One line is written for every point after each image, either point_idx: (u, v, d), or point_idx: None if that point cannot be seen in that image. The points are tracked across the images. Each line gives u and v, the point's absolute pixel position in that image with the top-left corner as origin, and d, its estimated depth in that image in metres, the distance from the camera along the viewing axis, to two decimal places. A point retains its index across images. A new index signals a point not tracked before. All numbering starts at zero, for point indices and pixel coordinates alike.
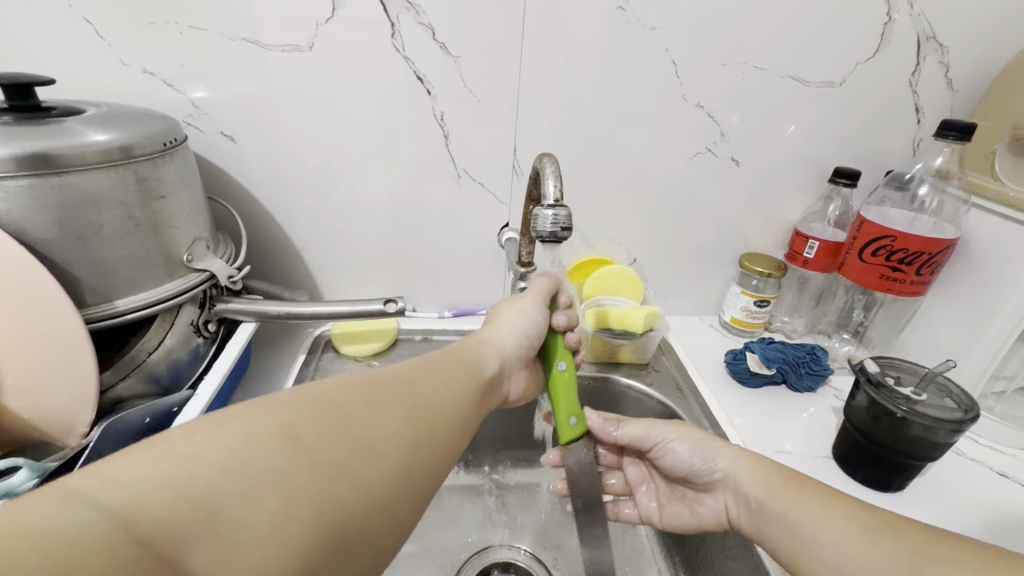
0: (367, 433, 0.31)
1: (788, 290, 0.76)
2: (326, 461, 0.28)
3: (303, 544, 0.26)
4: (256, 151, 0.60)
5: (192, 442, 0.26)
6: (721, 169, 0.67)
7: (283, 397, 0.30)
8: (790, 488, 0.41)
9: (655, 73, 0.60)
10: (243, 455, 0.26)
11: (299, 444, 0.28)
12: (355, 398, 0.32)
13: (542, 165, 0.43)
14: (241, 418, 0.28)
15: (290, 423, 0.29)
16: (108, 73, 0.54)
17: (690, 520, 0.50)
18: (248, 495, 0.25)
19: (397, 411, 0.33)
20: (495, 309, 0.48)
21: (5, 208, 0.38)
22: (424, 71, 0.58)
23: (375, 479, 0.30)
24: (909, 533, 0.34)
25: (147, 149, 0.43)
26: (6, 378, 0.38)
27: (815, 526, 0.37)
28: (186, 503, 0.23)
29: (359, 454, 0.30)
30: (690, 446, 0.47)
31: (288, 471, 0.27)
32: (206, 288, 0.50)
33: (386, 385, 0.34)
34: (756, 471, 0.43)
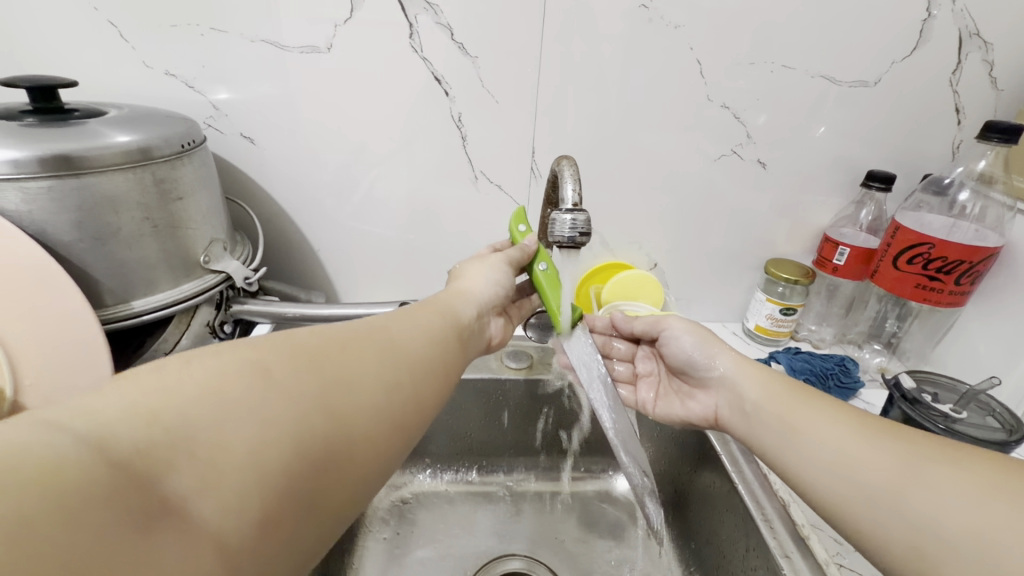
0: (344, 372, 0.30)
1: (817, 298, 0.73)
2: (306, 393, 0.27)
3: (284, 472, 0.24)
4: (275, 152, 0.60)
5: (160, 373, 0.23)
6: (747, 172, 0.65)
7: (254, 340, 0.28)
8: (790, 394, 0.42)
9: (679, 73, 0.59)
10: (219, 388, 0.24)
11: (274, 381, 0.26)
12: (328, 344, 0.31)
13: (560, 168, 0.41)
14: (212, 355, 0.26)
15: (262, 361, 0.27)
16: (131, 75, 0.55)
17: (679, 412, 0.52)
18: (227, 423, 0.23)
19: (373, 357, 0.32)
20: (460, 270, 0.49)
21: (26, 210, 0.38)
22: (442, 72, 0.57)
23: (357, 414, 0.29)
24: (909, 433, 0.35)
25: (165, 150, 0.43)
26: (25, 377, 0.37)
27: (812, 425, 0.38)
28: (163, 426, 0.21)
29: (338, 389, 0.29)
30: (695, 339, 0.50)
31: (265, 402, 0.25)
32: (222, 290, 0.51)
33: (362, 335, 0.33)
34: (756, 377, 0.45)
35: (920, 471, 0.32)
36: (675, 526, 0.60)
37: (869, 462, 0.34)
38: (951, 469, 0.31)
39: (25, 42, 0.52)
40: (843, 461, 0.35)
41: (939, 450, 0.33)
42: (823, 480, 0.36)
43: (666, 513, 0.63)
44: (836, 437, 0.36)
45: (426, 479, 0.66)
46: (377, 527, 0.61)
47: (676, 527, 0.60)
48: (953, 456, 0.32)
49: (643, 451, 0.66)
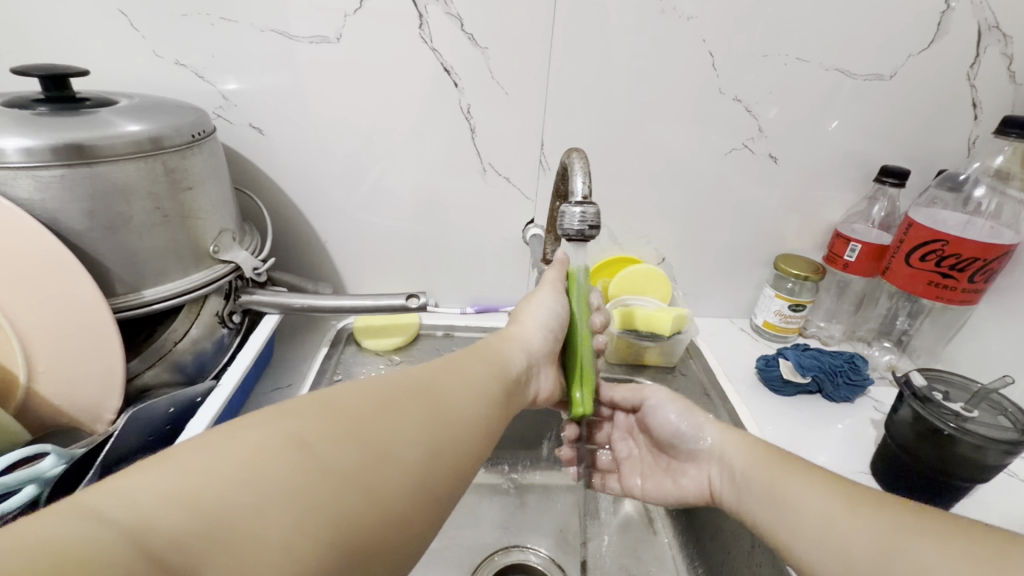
0: (380, 441, 0.30)
1: (826, 294, 0.72)
2: (340, 469, 0.27)
3: (316, 561, 0.25)
4: (283, 143, 0.60)
5: (204, 455, 0.25)
6: (758, 166, 0.64)
7: (292, 407, 0.30)
8: (778, 462, 0.41)
9: (691, 65, 0.58)
10: (255, 471, 0.25)
11: (311, 457, 0.27)
12: (367, 405, 0.31)
13: (570, 161, 0.41)
14: (254, 430, 0.27)
15: (300, 435, 0.28)
16: (142, 64, 0.55)
17: (672, 491, 0.50)
18: (261, 509, 0.24)
19: (412, 417, 0.32)
20: (517, 309, 0.48)
21: (38, 198, 0.38)
22: (451, 63, 0.57)
23: (389, 488, 0.29)
24: (889, 509, 0.34)
25: (175, 140, 0.43)
26: (38, 364, 0.38)
27: (794, 493, 0.38)
28: (199, 517, 0.23)
29: (375, 463, 0.29)
30: (679, 410, 0.49)
31: (300, 484, 0.26)
32: (231, 280, 0.51)
33: (401, 387, 0.33)
34: (744, 447, 0.43)
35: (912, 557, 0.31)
36: (680, 521, 0.60)
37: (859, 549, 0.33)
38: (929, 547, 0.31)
39: (37, 30, 0.53)
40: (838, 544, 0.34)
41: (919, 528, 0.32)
42: (818, 561, 0.35)
43: (671, 507, 0.63)
44: (821, 516, 0.36)
45: None
46: None
47: (681, 521, 0.60)
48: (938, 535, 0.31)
49: None
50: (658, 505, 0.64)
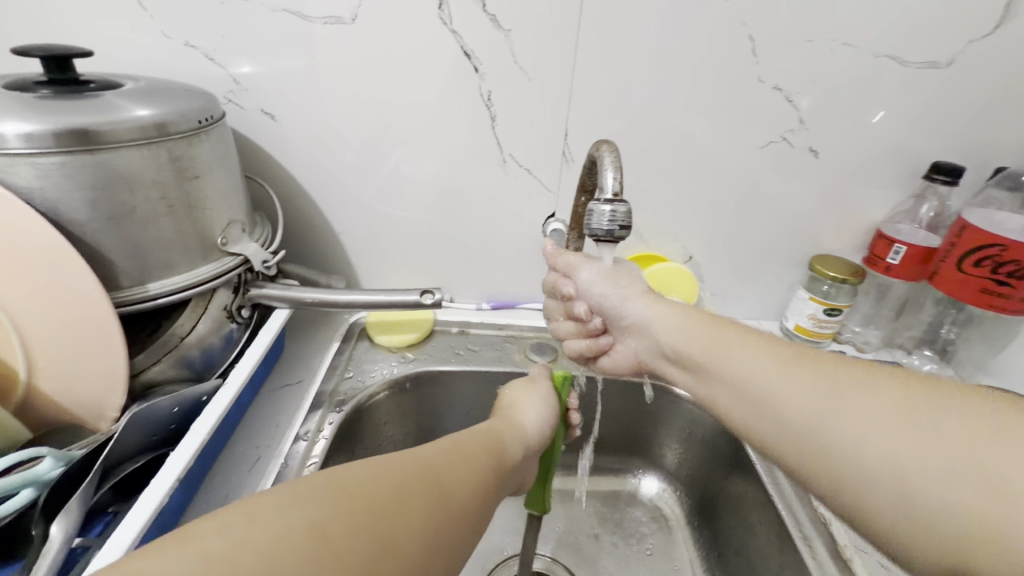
0: (398, 525, 0.26)
1: (864, 298, 0.67)
2: (366, 564, 0.24)
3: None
4: (296, 129, 0.58)
5: (225, 538, 0.22)
6: (796, 161, 0.60)
7: (321, 486, 0.26)
8: (712, 330, 0.37)
9: (728, 50, 0.54)
10: (277, 552, 0.23)
11: (330, 540, 0.24)
12: (386, 481, 0.28)
13: (599, 154, 0.38)
14: (285, 510, 0.24)
15: (320, 515, 0.25)
16: (151, 45, 0.53)
17: (603, 366, 0.46)
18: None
19: (432, 497, 0.29)
20: (507, 399, 0.46)
21: (38, 186, 0.36)
22: (471, 46, 0.54)
23: None
24: (848, 366, 0.31)
25: (182, 126, 0.41)
26: (38, 360, 0.37)
27: (731, 358, 0.35)
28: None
29: (397, 558, 0.25)
30: (607, 283, 0.42)
31: (320, 572, 0.23)
32: (240, 273, 0.49)
33: (419, 463, 0.30)
34: (669, 318, 0.39)
35: (853, 415, 0.29)
36: (702, 533, 0.58)
37: (814, 427, 0.30)
38: (897, 420, 0.28)
39: (42, 9, 0.51)
40: (783, 416, 0.31)
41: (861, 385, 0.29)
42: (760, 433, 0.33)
43: (692, 518, 0.60)
44: (759, 384, 0.33)
45: None
46: None
47: (704, 534, 0.58)
48: (891, 390, 0.29)
49: (670, 453, 0.63)
50: (678, 514, 0.61)
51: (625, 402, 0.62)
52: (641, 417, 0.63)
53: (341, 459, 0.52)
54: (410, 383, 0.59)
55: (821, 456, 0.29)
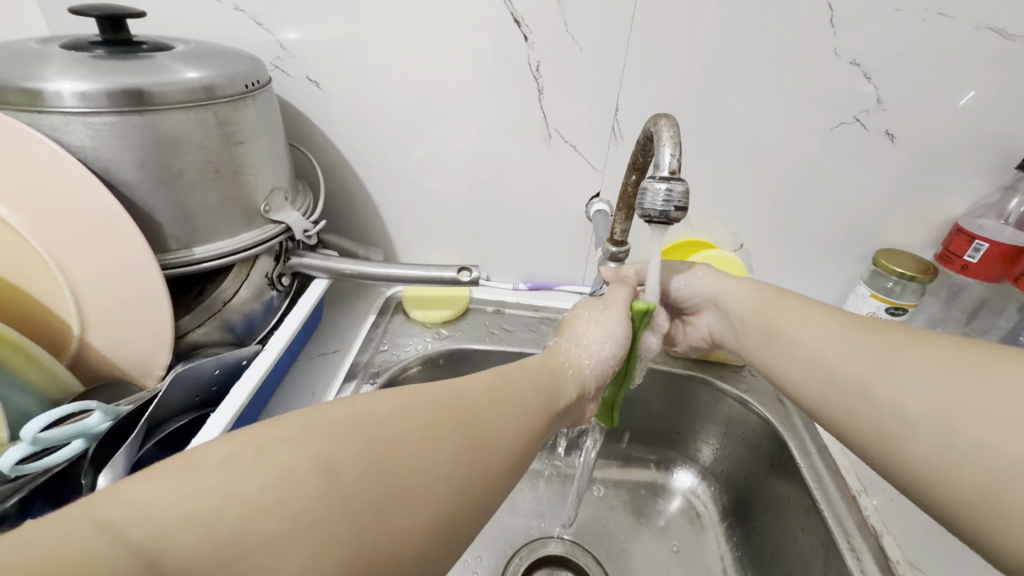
0: (412, 475, 0.26)
1: (932, 299, 0.61)
2: (365, 504, 0.24)
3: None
4: (340, 98, 0.57)
5: (228, 469, 0.22)
6: (868, 145, 0.55)
7: (327, 421, 0.25)
8: (773, 299, 0.43)
9: (802, 20, 0.49)
10: (279, 492, 0.22)
11: (338, 487, 0.23)
12: (410, 432, 0.27)
13: (657, 129, 0.35)
14: (286, 447, 0.24)
15: (330, 456, 0.24)
16: (203, 10, 0.53)
17: (683, 339, 0.52)
18: (276, 539, 0.21)
19: (456, 448, 0.28)
20: (573, 317, 0.44)
21: (91, 146, 0.37)
22: (522, 14, 0.51)
23: (411, 531, 0.24)
24: (886, 331, 0.36)
25: (228, 90, 0.41)
26: (89, 316, 0.38)
27: (790, 331, 0.41)
28: (211, 549, 0.20)
29: (400, 501, 0.25)
30: (691, 275, 0.49)
31: (320, 521, 0.22)
32: (282, 241, 0.49)
33: (449, 407, 0.29)
34: (738, 291, 0.46)
35: (894, 377, 0.34)
36: (735, 533, 0.56)
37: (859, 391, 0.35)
38: (927, 367, 0.33)
39: None
40: (831, 377, 0.37)
41: (918, 355, 0.34)
42: (817, 397, 0.38)
43: (726, 517, 0.58)
44: (823, 349, 0.38)
45: None
46: None
47: (738, 535, 0.55)
48: (934, 350, 0.33)
49: (707, 448, 0.61)
50: (712, 512, 0.59)
51: (663, 392, 0.60)
52: (679, 408, 0.60)
53: None
54: (444, 360, 0.59)
55: (864, 408, 0.34)
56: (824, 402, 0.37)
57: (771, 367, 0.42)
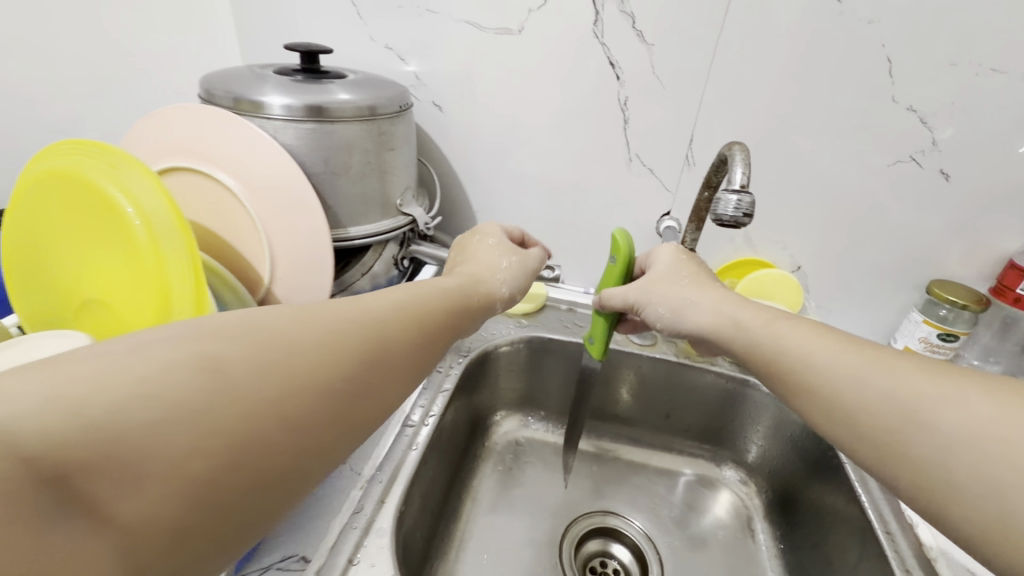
0: (293, 372, 0.29)
1: (986, 328, 0.65)
2: (248, 402, 0.26)
3: (203, 475, 0.24)
4: (457, 120, 0.69)
5: (99, 365, 0.24)
6: (923, 183, 0.61)
7: (211, 329, 0.28)
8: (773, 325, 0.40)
9: (863, 71, 0.57)
10: (155, 383, 0.24)
11: (221, 383, 0.26)
12: (301, 341, 0.30)
13: (732, 153, 0.44)
14: (164, 346, 0.26)
15: (213, 357, 0.27)
16: (362, 48, 0.67)
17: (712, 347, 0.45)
18: (157, 421, 0.23)
19: (345, 356, 0.32)
20: (467, 244, 0.54)
21: (296, 144, 0.49)
22: (616, 58, 0.61)
23: (294, 416, 0.28)
24: (887, 359, 0.35)
25: (388, 109, 0.52)
26: (278, 272, 0.50)
27: (796, 351, 0.38)
28: (82, 431, 0.21)
29: (284, 393, 0.28)
30: (665, 305, 0.46)
31: (205, 409, 0.25)
32: (407, 231, 0.61)
33: (345, 326, 0.33)
34: (703, 307, 0.44)
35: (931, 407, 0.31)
36: (779, 527, 0.61)
37: (870, 395, 0.34)
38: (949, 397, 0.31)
39: (291, 17, 0.67)
40: (835, 375, 0.35)
41: (965, 382, 0.31)
42: (836, 425, 0.35)
43: (771, 512, 0.63)
44: (734, 322, 0.42)
45: (535, 427, 0.72)
46: (491, 462, 0.67)
47: (782, 528, 0.61)
48: (948, 380, 0.32)
49: (754, 448, 0.66)
50: (757, 506, 0.65)
51: (713, 397, 0.66)
52: (726, 410, 0.66)
53: (460, 401, 0.61)
54: (526, 349, 0.68)
55: (880, 408, 0.33)
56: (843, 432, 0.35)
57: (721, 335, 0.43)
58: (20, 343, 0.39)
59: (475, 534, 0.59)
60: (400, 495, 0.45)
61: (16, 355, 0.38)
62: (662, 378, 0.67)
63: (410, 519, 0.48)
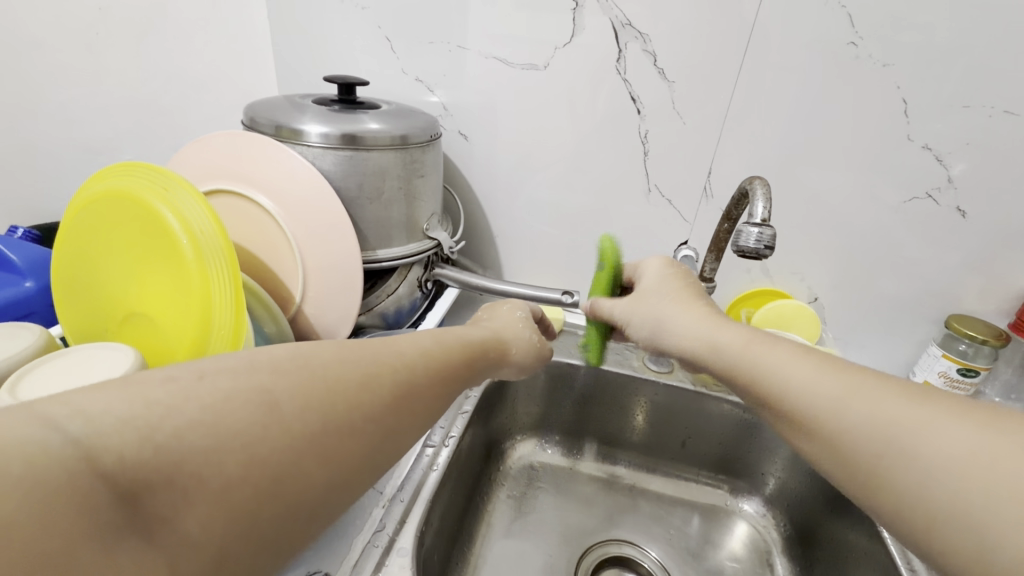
0: (346, 408, 0.27)
1: (1007, 365, 0.65)
2: (304, 435, 0.25)
3: (250, 507, 0.23)
4: (482, 149, 0.72)
5: (167, 390, 0.23)
6: (940, 219, 0.62)
7: (271, 358, 0.27)
8: (757, 343, 0.38)
9: (879, 110, 0.58)
10: (220, 410, 0.23)
11: (279, 414, 0.25)
12: (347, 377, 0.28)
13: (753, 187, 0.46)
14: (229, 374, 0.25)
15: (272, 388, 0.25)
16: (394, 80, 0.70)
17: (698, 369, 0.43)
18: (220, 450, 0.22)
19: (388, 393, 0.30)
20: (494, 305, 0.53)
21: (334, 170, 0.52)
22: (638, 93, 0.64)
23: (347, 450, 0.27)
24: (871, 381, 0.32)
25: (420, 138, 0.54)
26: (310, 291, 0.53)
27: (778, 372, 0.36)
28: (147, 452, 0.20)
29: (337, 427, 0.27)
30: (647, 325, 0.47)
31: (258, 440, 0.23)
32: (432, 254, 0.62)
33: (387, 366, 0.31)
34: (683, 328, 0.43)
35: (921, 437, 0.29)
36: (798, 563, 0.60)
37: (853, 423, 0.31)
38: (934, 424, 0.29)
39: (328, 50, 0.71)
40: (813, 399, 0.33)
41: (950, 412, 0.29)
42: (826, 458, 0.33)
43: (791, 550, 0.62)
44: (714, 347, 0.41)
45: (551, 452, 0.72)
46: (506, 487, 0.67)
47: (801, 565, 0.60)
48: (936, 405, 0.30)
49: (772, 480, 0.65)
50: (775, 540, 0.64)
51: (730, 432, 0.66)
52: (743, 443, 0.66)
53: (478, 425, 0.62)
54: (544, 374, 0.69)
55: (861, 434, 0.31)
56: (832, 466, 0.32)
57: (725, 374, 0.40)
58: (69, 353, 0.42)
59: (490, 559, 0.58)
60: (421, 517, 0.46)
61: (67, 366, 0.40)
62: (680, 408, 0.67)
63: (428, 543, 0.48)
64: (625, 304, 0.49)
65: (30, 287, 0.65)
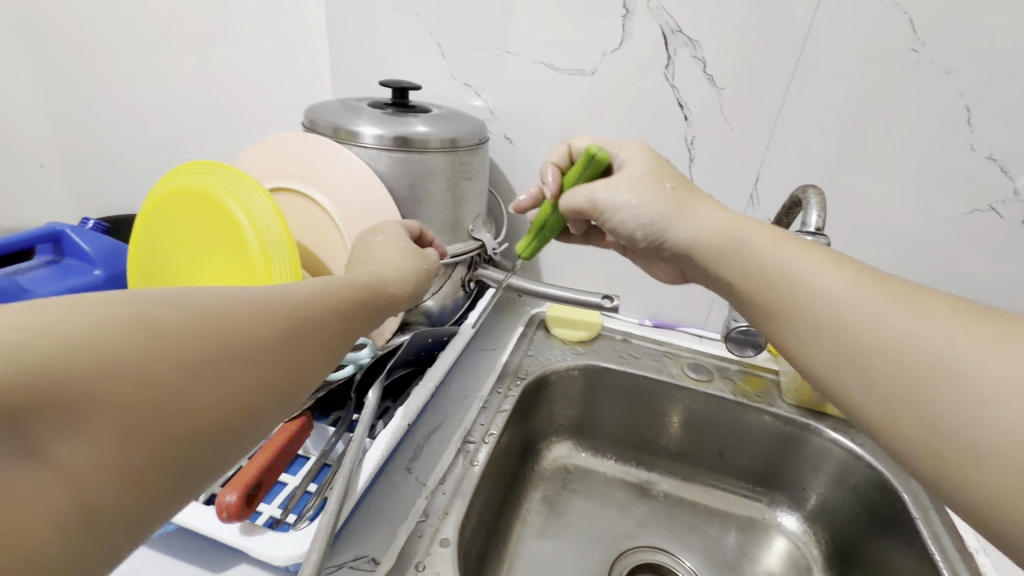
0: (232, 340, 0.28)
1: None
2: (193, 362, 0.26)
3: (143, 428, 0.23)
4: (526, 152, 0.73)
5: (40, 314, 0.22)
6: (1002, 232, 0.59)
7: (145, 291, 0.27)
8: (774, 242, 0.37)
9: (939, 119, 0.57)
10: (105, 334, 0.23)
11: (167, 340, 0.25)
12: (233, 313, 0.29)
13: (806, 196, 0.45)
14: (106, 303, 0.24)
15: (156, 318, 0.26)
16: (443, 84, 0.72)
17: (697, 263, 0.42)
18: (109, 373, 0.22)
19: (274, 328, 0.31)
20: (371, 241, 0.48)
21: (386, 171, 0.54)
22: (686, 99, 0.63)
23: (235, 379, 0.28)
24: (895, 291, 0.32)
25: (469, 141, 0.56)
26: None
27: (802, 301, 0.34)
28: (31, 374, 0.20)
29: (224, 358, 0.28)
30: (648, 204, 0.43)
31: (150, 366, 0.24)
32: (475, 255, 0.64)
33: (270, 305, 0.32)
34: (699, 215, 0.41)
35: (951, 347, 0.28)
36: None
37: (889, 337, 0.30)
38: (962, 335, 0.28)
39: (382, 55, 0.73)
40: (844, 315, 0.32)
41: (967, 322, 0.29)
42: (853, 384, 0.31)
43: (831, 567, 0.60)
44: (734, 234, 0.39)
45: (584, 455, 0.72)
46: (541, 488, 0.67)
47: None
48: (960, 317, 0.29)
49: (814, 496, 0.64)
50: (816, 557, 0.62)
51: (770, 443, 0.65)
52: (783, 456, 0.65)
53: (516, 425, 0.63)
54: (581, 376, 0.69)
55: (894, 349, 0.30)
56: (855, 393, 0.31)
57: (745, 287, 0.38)
58: None
59: (525, 558, 0.59)
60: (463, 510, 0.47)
61: None
62: (720, 416, 0.66)
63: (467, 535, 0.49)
64: (609, 190, 0.44)
65: (99, 276, 0.70)
